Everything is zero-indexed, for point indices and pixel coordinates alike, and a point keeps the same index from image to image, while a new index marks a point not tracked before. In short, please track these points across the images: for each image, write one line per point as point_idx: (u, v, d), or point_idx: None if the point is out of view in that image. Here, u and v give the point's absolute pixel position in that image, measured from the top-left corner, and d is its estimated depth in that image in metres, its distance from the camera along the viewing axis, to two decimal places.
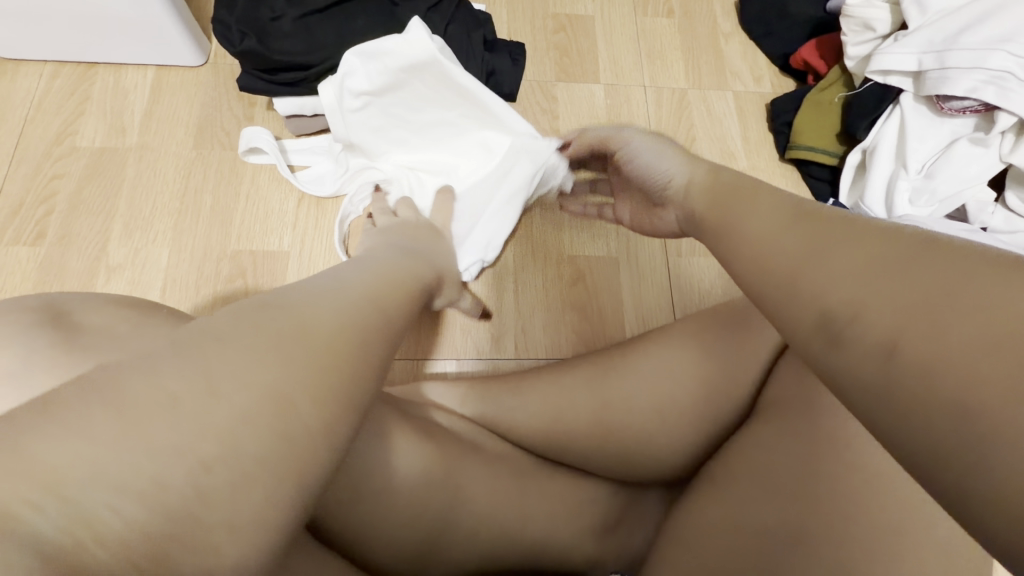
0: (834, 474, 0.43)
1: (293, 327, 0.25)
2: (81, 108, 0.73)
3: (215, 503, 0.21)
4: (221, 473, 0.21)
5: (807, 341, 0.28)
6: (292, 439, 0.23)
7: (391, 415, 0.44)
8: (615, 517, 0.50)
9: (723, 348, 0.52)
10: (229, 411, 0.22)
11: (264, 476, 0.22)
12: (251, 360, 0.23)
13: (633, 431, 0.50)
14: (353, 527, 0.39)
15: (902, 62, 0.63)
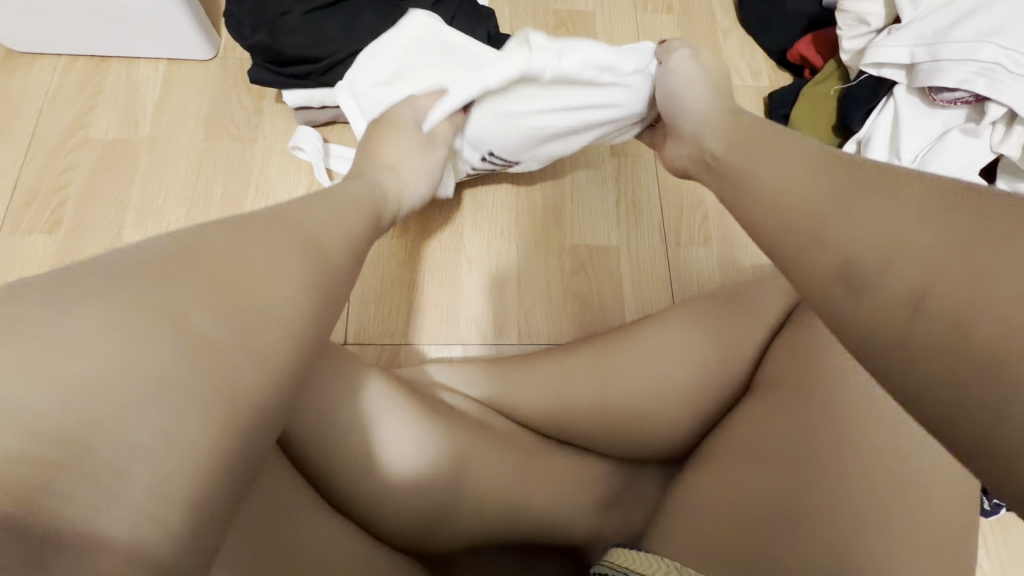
0: (830, 446, 0.45)
1: (198, 280, 0.28)
2: (94, 101, 0.75)
3: (127, 443, 0.23)
4: (131, 417, 0.24)
5: (826, 288, 0.32)
6: (203, 382, 0.26)
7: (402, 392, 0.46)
8: (616, 493, 0.52)
9: (722, 330, 0.53)
10: (131, 362, 0.24)
11: (182, 417, 0.25)
12: (154, 314, 0.26)
13: (634, 409, 0.52)
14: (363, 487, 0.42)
15: (894, 55, 0.65)
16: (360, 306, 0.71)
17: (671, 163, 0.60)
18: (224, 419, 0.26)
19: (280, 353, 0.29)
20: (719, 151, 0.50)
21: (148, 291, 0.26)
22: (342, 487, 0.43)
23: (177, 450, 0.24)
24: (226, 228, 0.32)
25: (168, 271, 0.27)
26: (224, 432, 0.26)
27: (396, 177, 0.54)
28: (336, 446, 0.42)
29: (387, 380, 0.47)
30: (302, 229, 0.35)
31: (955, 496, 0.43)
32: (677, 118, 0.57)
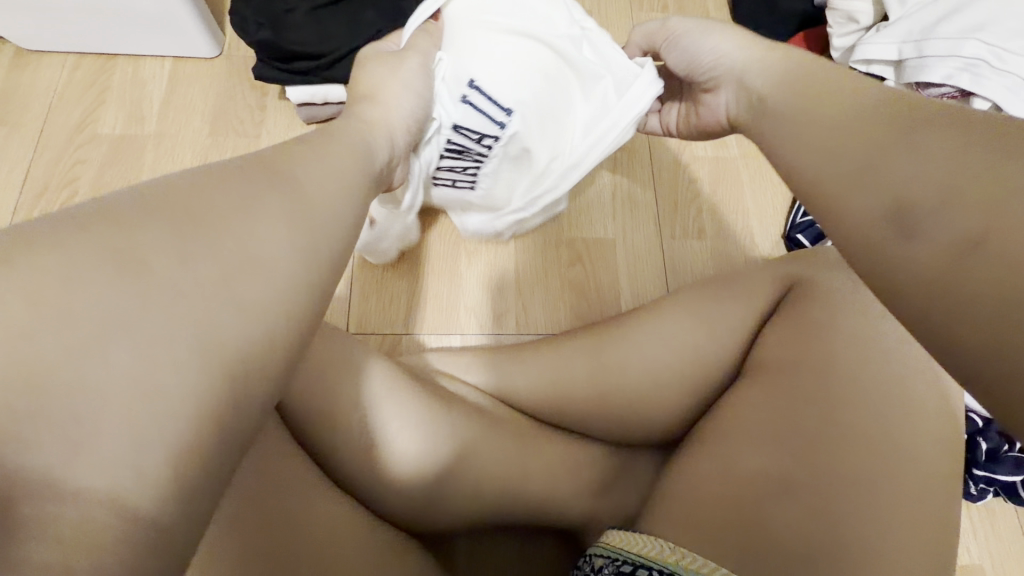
0: (819, 428, 0.46)
1: (164, 225, 0.24)
2: (102, 97, 0.77)
3: (87, 399, 0.21)
4: (87, 371, 0.21)
5: (874, 237, 0.31)
6: (171, 336, 0.23)
7: (399, 377, 0.48)
8: (611, 476, 0.54)
9: (712, 317, 0.55)
10: (85, 313, 0.22)
11: (151, 372, 0.22)
12: (111, 261, 0.23)
13: (628, 394, 0.53)
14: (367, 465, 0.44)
15: (882, 52, 0.67)
16: (362, 297, 0.72)
17: (713, 121, 0.52)
18: (206, 375, 0.23)
19: (270, 310, 0.26)
20: (765, 90, 0.43)
21: (101, 236, 0.23)
22: (346, 465, 0.44)
23: (148, 406, 0.22)
24: (198, 174, 0.28)
25: (129, 216, 0.24)
26: (207, 390, 0.23)
27: (376, 109, 0.45)
28: (339, 425, 0.44)
29: (388, 363, 0.48)
30: (293, 186, 0.30)
31: (937, 476, 0.45)
32: (708, 62, 0.50)
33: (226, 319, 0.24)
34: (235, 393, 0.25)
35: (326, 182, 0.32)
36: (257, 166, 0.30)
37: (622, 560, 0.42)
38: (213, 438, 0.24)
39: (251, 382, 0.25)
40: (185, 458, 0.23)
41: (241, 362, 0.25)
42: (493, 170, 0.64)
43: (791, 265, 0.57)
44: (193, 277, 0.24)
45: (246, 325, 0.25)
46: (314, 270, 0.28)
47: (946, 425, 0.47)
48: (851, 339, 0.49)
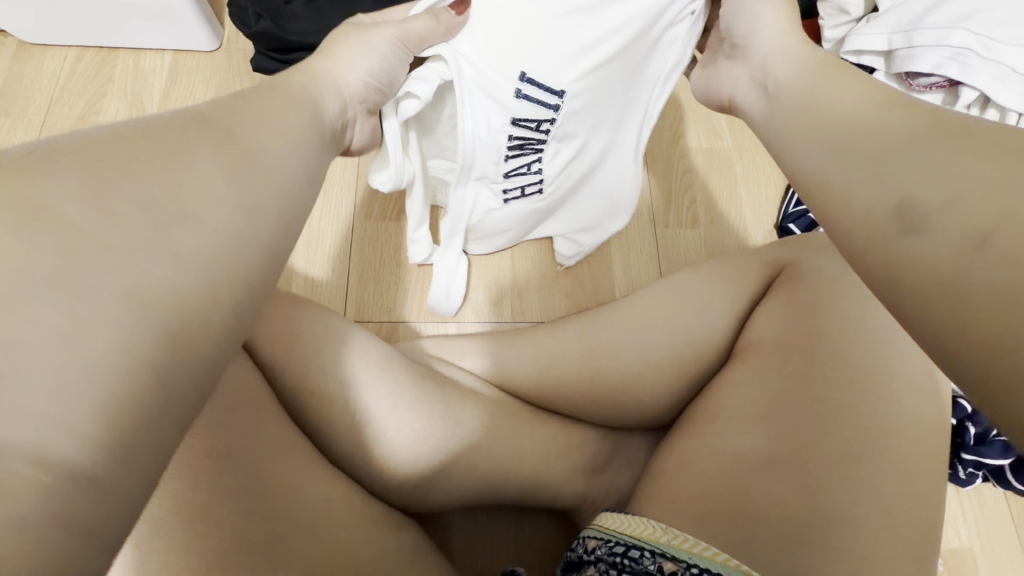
0: (819, 412, 0.46)
1: (95, 179, 0.24)
2: (104, 89, 0.78)
3: (33, 356, 0.20)
4: (21, 326, 0.20)
5: (875, 232, 0.30)
6: (108, 290, 0.23)
7: (393, 358, 0.48)
8: (604, 458, 0.55)
9: (704, 302, 0.55)
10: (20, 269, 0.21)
11: (88, 327, 0.22)
12: (39, 220, 0.22)
13: (619, 375, 0.54)
14: (361, 442, 0.45)
15: (872, 42, 0.68)
16: (359, 285, 0.73)
17: (719, 89, 0.53)
18: (153, 330, 0.23)
19: (218, 269, 0.27)
20: (782, 78, 0.44)
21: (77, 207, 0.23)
22: (337, 442, 0.45)
23: (88, 360, 0.21)
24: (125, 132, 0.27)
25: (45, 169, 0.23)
26: (153, 346, 0.23)
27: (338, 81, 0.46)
28: (331, 401, 0.45)
29: (382, 343, 0.49)
30: (243, 148, 0.31)
31: (928, 459, 0.45)
32: (739, 35, 0.51)
33: (173, 277, 0.25)
34: (184, 350, 0.25)
35: (274, 138, 0.34)
36: (195, 121, 0.31)
37: (615, 540, 0.43)
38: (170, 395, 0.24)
39: (205, 342, 0.26)
40: (143, 417, 0.23)
41: (192, 318, 0.25)
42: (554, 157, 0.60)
43: (781, 249, 0.58)
44: (122, 232, 0.24)
45: (193, 283, 0.25)
46: (264, 239, 0.30)
47: (933, 406, 0.47)
48: (840, 323, 0.50)
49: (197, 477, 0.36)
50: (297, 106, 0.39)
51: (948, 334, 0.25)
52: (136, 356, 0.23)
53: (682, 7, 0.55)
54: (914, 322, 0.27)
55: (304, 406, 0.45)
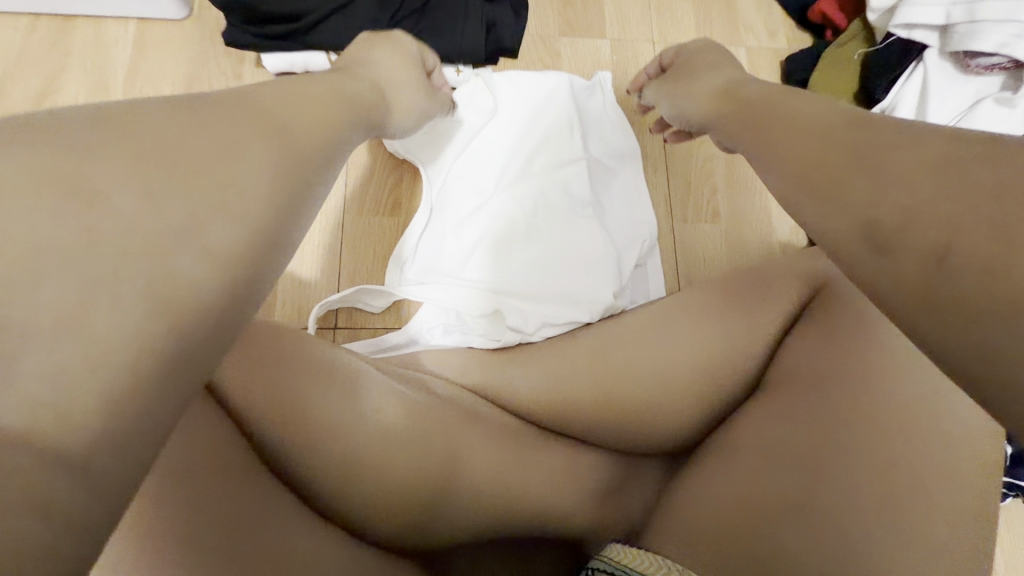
0: (859, 454, 0.42)
1: (115, 160, 0.28)
2: (62, 63, 0.70)
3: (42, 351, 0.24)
4: (29, 290, 0.24)
5: (852, 250, 0.34)
6: (121, 269, 0.27)
7: (395, 393, 0.46)
8: (616, 484, 0.51)
9: (726, 325, 0.52)
10: (42, 244, 0.25)
11: (94, 296, 0.26)
12: (72, 214, 0.26)
13: (635, 402, 0.51)
14: (355, 491, 0.41)
15: (929, 15, 0.65)
16: (348, 319, 0.67)
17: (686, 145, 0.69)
18: (143, 321, 0.27)
19: (230, 256, 0.31)
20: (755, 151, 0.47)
21: (65, 196, 0.26)
22: (321, 483, 0.40)
23: (73, 356, 0.25)
24: (163, 108, 0.32)
25: (77, 142, 0.28)
26: (154, 324, 0.27)
27: (375, 73, 0.52)
28: (320, 440, 0.40)
29: (382, 380, 0.46)
30: (268, 148, 0.34)
31: (978, 504, 0.40)
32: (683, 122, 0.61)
33: (181, 262, 0.29)
34: (187, 324, 0.28)
35: (311, 122, 0.38)
36: (230, 100, 0.35)
37: None
38: (161, 401, 0.27)
39: (209, 329, 0.30)
40: (124, 415, 0.26)
41: (198, 302, 0.29)
42: (525, 172, 0.67)
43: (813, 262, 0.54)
44: (141, 233, 0.28)
45: (204, 267, 0.30)
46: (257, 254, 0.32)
47: (986, 441, 0.43)
48: (878, 353, 0.46)
49: (169, 498, 0.32)
50: (335, 98, 0.43)
51: (946, 334, 0.29)
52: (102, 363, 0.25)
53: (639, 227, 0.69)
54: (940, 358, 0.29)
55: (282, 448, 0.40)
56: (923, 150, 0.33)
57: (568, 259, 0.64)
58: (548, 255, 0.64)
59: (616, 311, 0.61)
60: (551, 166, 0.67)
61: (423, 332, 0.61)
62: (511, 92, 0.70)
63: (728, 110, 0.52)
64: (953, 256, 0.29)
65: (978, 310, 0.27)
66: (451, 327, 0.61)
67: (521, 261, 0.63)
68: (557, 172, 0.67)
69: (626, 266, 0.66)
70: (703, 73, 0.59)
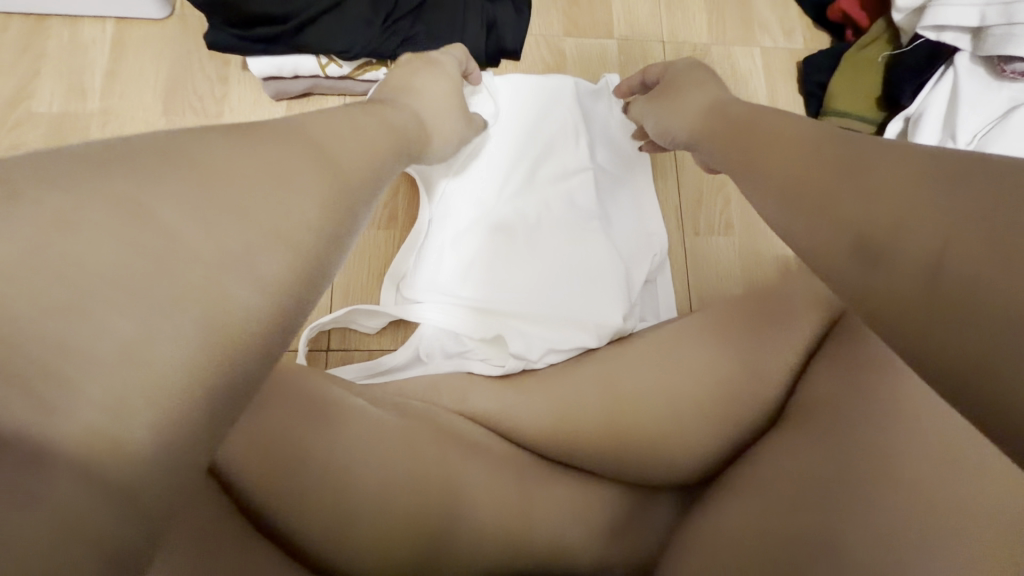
0: (887, 490, 0.39)
1: (170, 178, 0.27)
2: (36, 66, 0.68)
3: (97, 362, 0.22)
4: (73, 305, 0.22)
5: (840, 266, 0.31)
6: (178, 277, 0.25)
7: (395, 426, 0.43)
8: (624, 517, 0.47)
9: (742, 346, 0.50)
10: (94, 261, 0.23)
11: (154, 307, 0.24)
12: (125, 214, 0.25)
13: (647, 431, 0.47)
14: (340, 541, 0.37)
15: (962, 17, 0.65)
16: (341, 339, 0.64)
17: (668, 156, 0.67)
18: (205, 337, 0.25)
19: (278, 282, 0.29)
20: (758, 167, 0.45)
21: (119, 197, 0.25)
22: (307, 535, 0.36)
23: (132, 372, 0.23)
24: (214, 135, 0.31)
25: (135, 155, 0.27)
26: (201, 351, 0.25)
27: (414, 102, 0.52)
28: (308, 487, 0.37)
29: (380, 411, 0.44)
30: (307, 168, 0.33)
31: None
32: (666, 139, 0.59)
33: (232, 285, 0.27)
34: (231, 350, 0.26)
35: (356, 153, 0.38)
36: (274, 127, 0.35)
37: None
38: (188, 441, 0.24)
39: (247, 359, 0.27)
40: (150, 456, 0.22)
41: (248, 330, 0.27)
42: (528, 184, 0.65)
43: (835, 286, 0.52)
44: (200, 241, 0.26)
45: (255, 292, 0.28)
46: (302, 278, 0.30)
47: None
48: (905, 382, 0.43)
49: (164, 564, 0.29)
50: (378, 130, 0.43)
51: (945, 352, 0.25)
52: (162, 382, 0.23)
53: (647, 237, 0.67)
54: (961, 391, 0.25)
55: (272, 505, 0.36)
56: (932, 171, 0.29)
57: (575, 274, 0.62)
58: (554, 270, 0.62)
59: (625, 333, 0.59)
60: (555, 177, 0.66)
61: (422, 354, 0.60)
62: (514, 99, 0.68)
63: (716, 126, 0.50)
64: (950, 271, 0.26)
65: (972, 320, 0.25)
66: (451, 351, 0.59)
67: (526, 277, 0.61)
68: (563, 183, 0.65)
69: (635, 280, 0.64)
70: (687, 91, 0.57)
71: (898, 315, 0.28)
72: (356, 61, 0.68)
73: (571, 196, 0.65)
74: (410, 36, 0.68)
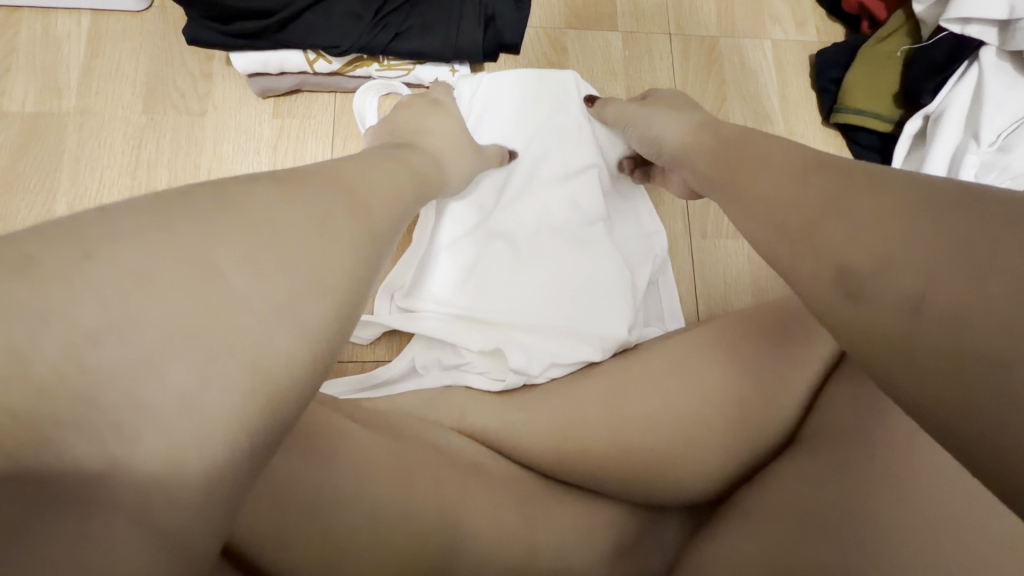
0: (911, 521, 0.37)
1: (219, 230, 0.28)
2: (8, 62, 0.65)
3: (164, 424, 0.24)
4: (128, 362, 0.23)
5: (842, 310, 0.31)
6: (232, 341, 0.26)
7: (394, 451, 0.41)
8: (634, 540, 0.44)
9: (756, 361, 0.48)
10: (152, 321, 0.24)
11: (211, 369, 0.25)
12: (191, 272, 0.26)
13: (656, 453, 0.45)
14: None
15: (989, 9, 0.62)
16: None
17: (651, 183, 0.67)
18: (253, 393, 0.26)
19: (323, 331, 0.30)
20: None
21: (175, 252, 0.26)
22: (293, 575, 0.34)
23: (195, 431, 0.24)
24: (264, 182, 0.31)
25: (197, 213, 0.28)
26: (249, 406, 0.26)
27: (428, 137, 0.53)
28: (297, 518, 0.34)
29: (376, 435, 0.42)
30: (343, 212, 0.33)
31: None
32: (653, 148, 0.58)
33: (280, 338, 0.28)
34: (273, 403, 0.27)
35: (377, 189, 0.38)
36: (313, 173, 0.35)
37: None
38: (229, 493, 0.25)
39: (286, 408, 0.28)
40: (194, 506, 0.24)
41: (294, 377, 0.28)
42: (526, 192, 0.63)
43: None
44: (259, 292, 0.28)
45: (299, 344, 0.28)
46: (343, 329, 0.31)
47: None
48: None
49: None
50: (401, 172, 0.43)
51: (932, 390, 0.27)
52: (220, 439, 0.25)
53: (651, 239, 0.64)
54: (941, 421, 0.27)
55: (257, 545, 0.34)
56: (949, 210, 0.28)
57: (577, 280, 0.59)
58: (555, 276, 0.59)
59: (631, 346, 0.56)
60: (553, 182, 0.63)
61: (418, 364, 0.57)
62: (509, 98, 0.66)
63: (705, 143, 0.50)
64: (929, 310, 0.27)
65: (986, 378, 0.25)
66: (448, 363, 0.57)
67: (525, 284, 0.59)
68: (561, 184, 0.63)
69: (639, 286, 0.61)
70: (682, 107, 0.56)
71: (879, 342, 0.29)
72: (346, 56, 0.65)
73: (571, 199, 0.63)
74: (402, 31, 0.65)
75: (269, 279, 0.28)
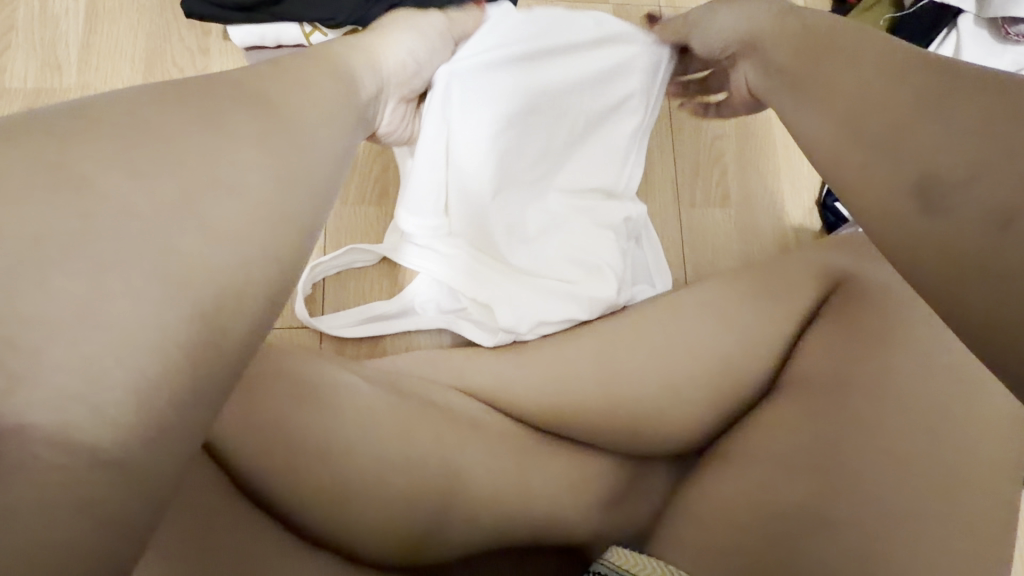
0: (875, 463, 0.40)
1: (103, 142, 0.28)
2: (7, 40, 0.66)
3: (60, 327, 0.25)
4: (32, 289, 0.25)
5: (896, 203, 0.31)
6: (124, 248, 0.27)
7: (395, 402, 0.44)
8: (623, 490, 0.47)
9: (740, 318, 0.50)
10: (43, 231, 0.25)
11: (104, 277, 0.26)
12: (73, 186, 0.26)
13: (642, 406, 0.47)
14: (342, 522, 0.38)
15: None
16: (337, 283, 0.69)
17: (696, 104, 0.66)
18: (165, 296, 0.27)
19: (238, 231, 0.30)
20: None
21: (52, 166, 0.26)
22: (309, 511, 0.37)
23: (100, 334, 0.26)
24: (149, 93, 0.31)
25: (66, 130, 0.28)
26: (161, 306, 0.27)
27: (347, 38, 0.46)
28: (308, 462, 0.38)
29: (377, 388, 0.44)
30: (231, 114, 0.32)
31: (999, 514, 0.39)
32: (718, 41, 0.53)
33: (184, 240, 0.28)
34: (210, 310, 0.29)
35: (302, 98, 0.36)
36: (220, 84, 0.34)
37: None
38: (175, 394, 0.27)
39: (222, 309, 0.29)
40: (141, 411, 0.26)
41: (213, 274, 0.29)
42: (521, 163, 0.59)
43: (836, 255, 0.51)
44: (146, 200, 0.28)
45: (207, 244, 0.29)
46: (264, 230, 0.31)
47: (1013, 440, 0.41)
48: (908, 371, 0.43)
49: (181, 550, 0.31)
50: (334, 72, 0.41)
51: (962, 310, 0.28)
52: (125, 339, 0.26)
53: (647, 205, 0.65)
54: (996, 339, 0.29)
55: (269, 480, 0.37)
56: (941, 144, 0.30)
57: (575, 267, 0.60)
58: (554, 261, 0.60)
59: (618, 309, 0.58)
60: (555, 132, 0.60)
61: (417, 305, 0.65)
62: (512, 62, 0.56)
63: (788, 32, 0.44)
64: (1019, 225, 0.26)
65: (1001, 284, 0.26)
66: (447, 307, 0.64)
67: (525, 267, 0.60)
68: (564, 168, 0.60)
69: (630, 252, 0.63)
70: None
71: (931, 248, 0.29)
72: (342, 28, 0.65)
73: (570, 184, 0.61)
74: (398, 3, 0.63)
75: (151, 187, 0.28)
